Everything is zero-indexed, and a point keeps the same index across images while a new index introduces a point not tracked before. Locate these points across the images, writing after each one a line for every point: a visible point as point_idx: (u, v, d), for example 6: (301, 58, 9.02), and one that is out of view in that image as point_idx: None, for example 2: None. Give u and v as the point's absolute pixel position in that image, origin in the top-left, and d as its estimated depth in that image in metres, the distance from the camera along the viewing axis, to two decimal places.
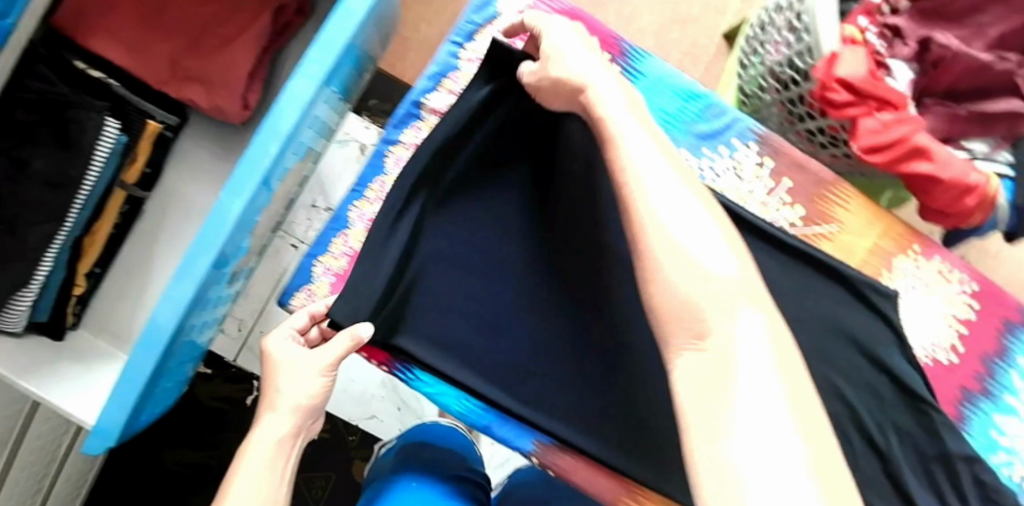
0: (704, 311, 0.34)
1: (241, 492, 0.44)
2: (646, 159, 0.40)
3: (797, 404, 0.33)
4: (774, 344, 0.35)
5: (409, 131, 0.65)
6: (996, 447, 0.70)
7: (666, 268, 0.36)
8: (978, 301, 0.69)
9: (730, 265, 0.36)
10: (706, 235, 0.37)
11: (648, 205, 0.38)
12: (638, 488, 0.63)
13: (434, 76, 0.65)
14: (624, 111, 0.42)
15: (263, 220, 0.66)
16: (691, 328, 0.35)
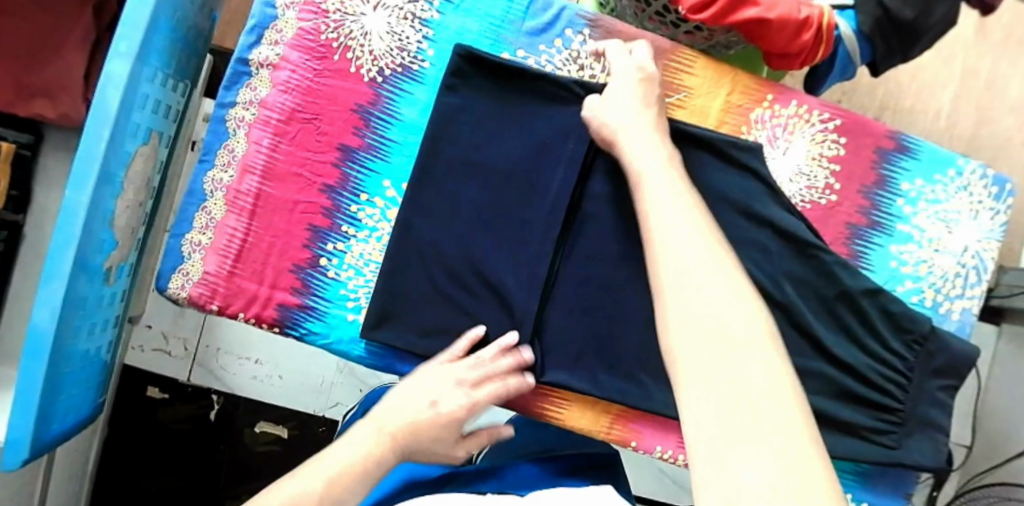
0: (706, 324, 0.37)
1: (341, 450, 0.53)
2: (679, 228, 0.45)
3: (800, 444, 0.30)
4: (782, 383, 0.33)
5: (242, 90, 0.65)
6: (901, 278, 0.69)
7: (676, 298, 0.39)
8: (844, 136, 0.69)
9: (735, 299, 0.38)
10: (719, 276, 0.40)
11: (675, 255, 0.42)
12: (565, 394, 0.66)
13: (255, 30, 0.65)
14: (659, 173, 0.51)
15: (119, 209, 0.66)
16: (697, 344, 0.36)
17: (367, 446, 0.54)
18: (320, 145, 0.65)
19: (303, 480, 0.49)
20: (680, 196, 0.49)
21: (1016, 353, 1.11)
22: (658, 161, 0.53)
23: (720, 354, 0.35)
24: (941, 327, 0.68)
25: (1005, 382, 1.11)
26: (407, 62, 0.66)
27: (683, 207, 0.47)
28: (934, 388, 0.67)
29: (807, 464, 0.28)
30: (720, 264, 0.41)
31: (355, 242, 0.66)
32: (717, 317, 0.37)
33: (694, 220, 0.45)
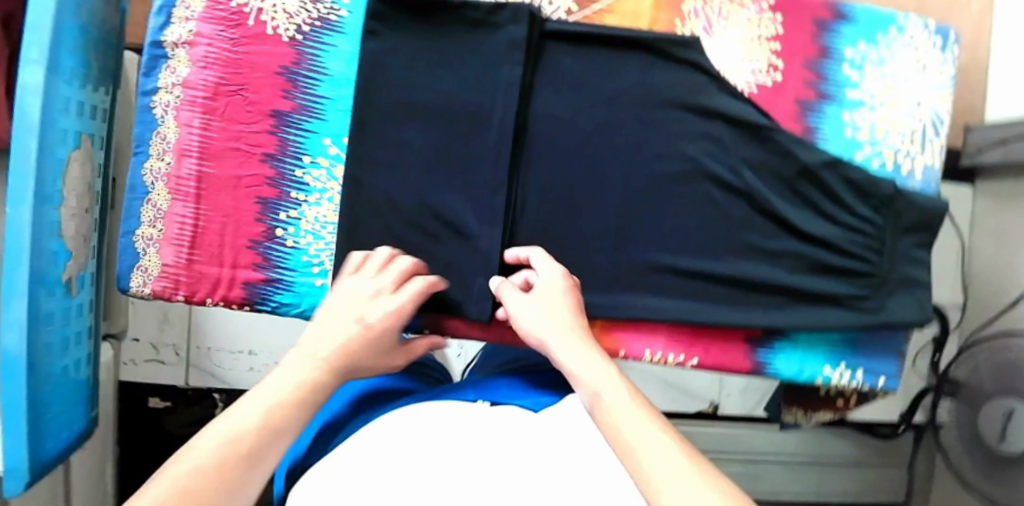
0: (647, 451, 0.40)
1: (207, 440, 0.39)
2: (585, 366, 0.48)
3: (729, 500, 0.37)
4: (693, 462, 0.39)
5: (163, 74, 0.64)
6: (858, 144, 0.68)
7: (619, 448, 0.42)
8: (780, 13, 0.67)
9: (647, 422, 0.42)
10: (629, 407, 0.43)
11: (594, 395, 0.45)
12: None
13: (162, 10, 0.63)
14: (543, 309, 0.54)
15: (65, 218, 0.65)
16: (659, 468, 0.39)
17: (305, 372, 0.46)
18: (252, 115, 0.64)
19: (259, 399, 0.43)
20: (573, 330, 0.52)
21: (994, 208, 1.14)
22: (544, 294, 0.56)
23: (669, 469, 0.39)
24: (905, 187, 0.68)
25: (987, 235, 1.15)
26: (324, 15, 0.64)
27: (575, 340, 0.51)
28: (908, 247, 0.68)
29: None
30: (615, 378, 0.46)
31: (308, 206, 0.65)
32: (641, 421, 0.42)
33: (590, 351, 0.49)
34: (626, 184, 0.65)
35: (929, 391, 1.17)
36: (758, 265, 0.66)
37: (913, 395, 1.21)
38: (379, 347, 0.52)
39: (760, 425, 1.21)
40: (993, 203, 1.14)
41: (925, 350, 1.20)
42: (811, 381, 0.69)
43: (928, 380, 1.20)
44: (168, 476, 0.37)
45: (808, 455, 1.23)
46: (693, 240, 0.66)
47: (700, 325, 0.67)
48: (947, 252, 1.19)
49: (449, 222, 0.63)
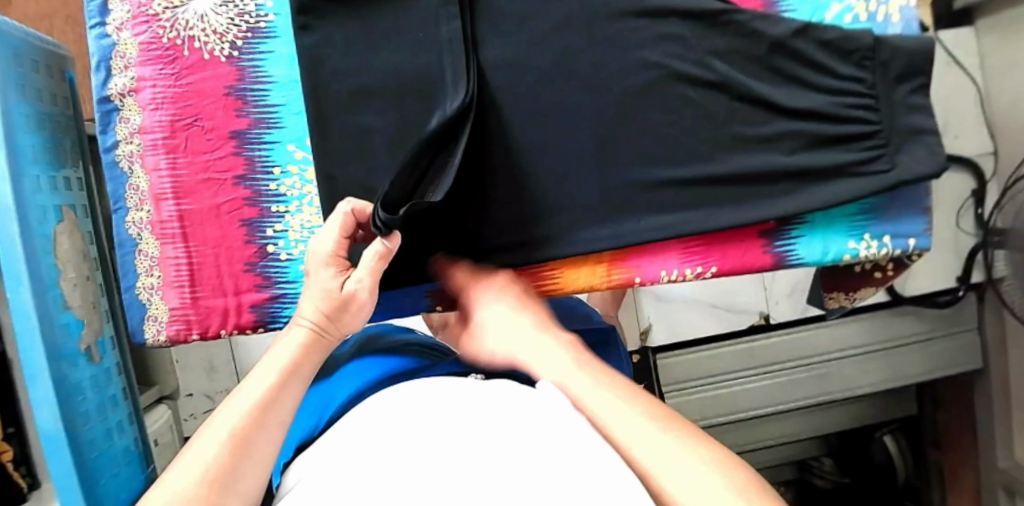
0: (630, 434, 0.39)
1: (232, 407, 0.42)
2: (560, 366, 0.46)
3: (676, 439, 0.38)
4: (664, 432, 0.38)
5: (119, 127, 0.64)
6: (825, 5, 0.65)
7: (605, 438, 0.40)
8: None
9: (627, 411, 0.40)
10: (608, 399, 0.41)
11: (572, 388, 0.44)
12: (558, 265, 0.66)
13: (100, 65, 0.64)
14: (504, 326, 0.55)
15: (67, 289, 0.66)
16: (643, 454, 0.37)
17: (297, 339, 0.49)
18: (213, 142, 0.63)
19: (239, 403, 0.43)
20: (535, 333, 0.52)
21: (999, 42, 1.08)
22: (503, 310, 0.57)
23: (649, 451, 0.37)
24: (886, 33, 0.64)
25: (999, 73, 1.09)
26: (252, 24, 0.63)
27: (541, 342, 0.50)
28: (906, 94, 0.63)
29: (684, 445, 0.37)
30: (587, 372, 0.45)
31: (291, 217, 0.64)
32: (613, 401, 0.41)
33: (552, 353, 0.48)
34: (597, 110, 0.63)
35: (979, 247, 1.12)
36: (753, 155, 0.63)
37: (965, 256, 1.16)
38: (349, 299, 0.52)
39: (817, 324, 1.18)
40: (996, 37, 1.08)
41: (966, 207, 1.15)
42: (838, 260, 0.66)
43: (977, 235, 1.16)
44: (193, 451, 0.39)
45: (880, 340, 1.18)
46: (680, 148, 0.63)
47: (711, 233, 0.65)
48: (963, 101, 1.14)
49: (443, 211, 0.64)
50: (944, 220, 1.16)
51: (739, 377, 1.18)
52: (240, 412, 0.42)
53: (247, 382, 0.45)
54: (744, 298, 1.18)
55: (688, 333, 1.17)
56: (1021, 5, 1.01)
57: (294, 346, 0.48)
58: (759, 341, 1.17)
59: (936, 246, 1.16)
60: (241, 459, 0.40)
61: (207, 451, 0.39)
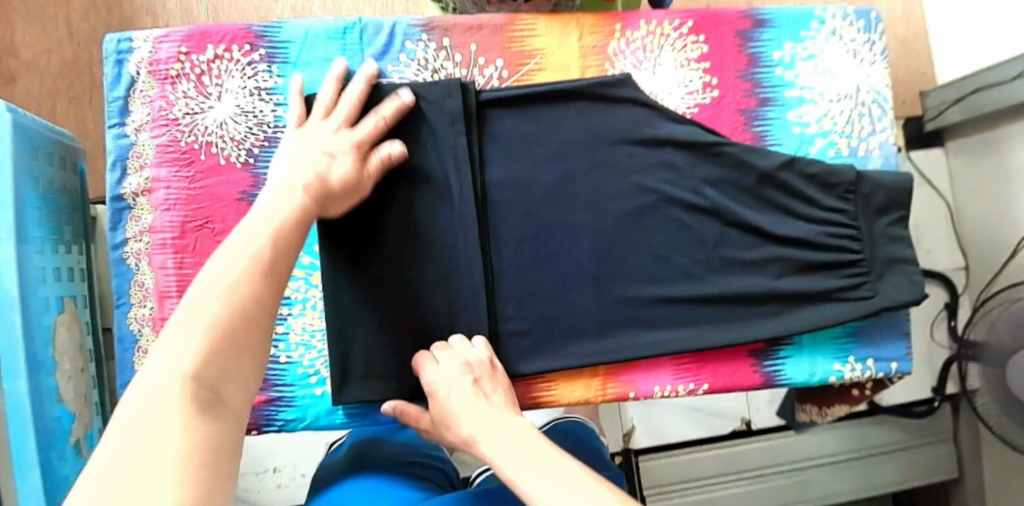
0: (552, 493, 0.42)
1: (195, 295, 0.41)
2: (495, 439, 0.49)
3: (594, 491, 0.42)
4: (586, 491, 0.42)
5: (129, 225, 0.65)
6: (810, 139, 0.69)
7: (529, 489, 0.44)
8: (700, 33, 0.69)
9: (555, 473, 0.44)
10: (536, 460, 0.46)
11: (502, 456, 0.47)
12: (554, 378, 0.66)
13: (117, 164, 0.65)
14: (471, 404, 0.53)
15: (62, 382, 0.67)
16: None
17: (258, 243, 0.46)
18: (221, 244, 0.65)
19: (201, 301, 0.40)
20: (529, 436, 0.49)
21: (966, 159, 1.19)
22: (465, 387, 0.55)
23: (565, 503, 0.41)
24: (866, 169, 0.69)
25: None
26: (270, 134, 0.66)
27: (534, 446, 0.48)
28: (885, 226, 0.68)
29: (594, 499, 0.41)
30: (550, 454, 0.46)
31: (293, 319, 0.65)
32: (538, 463, 0.45)
33: (545, 460, 0.46)
34: (598, 228, 0.66)
35: (952, 361, 1.18)
36: (743, 279, 0.67)
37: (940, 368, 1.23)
38: (343, 175, 0.56)
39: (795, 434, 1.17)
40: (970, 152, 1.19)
41: (941, 319, 1.24)
42: (824, 381, 0.69)
43: (951, 348, 1.25)
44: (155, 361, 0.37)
45: (861, 450, 1.19)
46: (674, 268, 0.67)
47: (703, 351, 0.67)
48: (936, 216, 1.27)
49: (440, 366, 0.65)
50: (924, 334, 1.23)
51: (719, 482, 1.16)
52: (195, 330, 0.38)
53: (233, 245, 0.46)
54: (726, 404, 1.17)
55: (672, 438, 1.15)
56: None
57: (246, 254, 0.45)
58: (742, 446, 1.17)
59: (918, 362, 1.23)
60: (241, 313, 0.41)
61: (164, 359, 0.36)
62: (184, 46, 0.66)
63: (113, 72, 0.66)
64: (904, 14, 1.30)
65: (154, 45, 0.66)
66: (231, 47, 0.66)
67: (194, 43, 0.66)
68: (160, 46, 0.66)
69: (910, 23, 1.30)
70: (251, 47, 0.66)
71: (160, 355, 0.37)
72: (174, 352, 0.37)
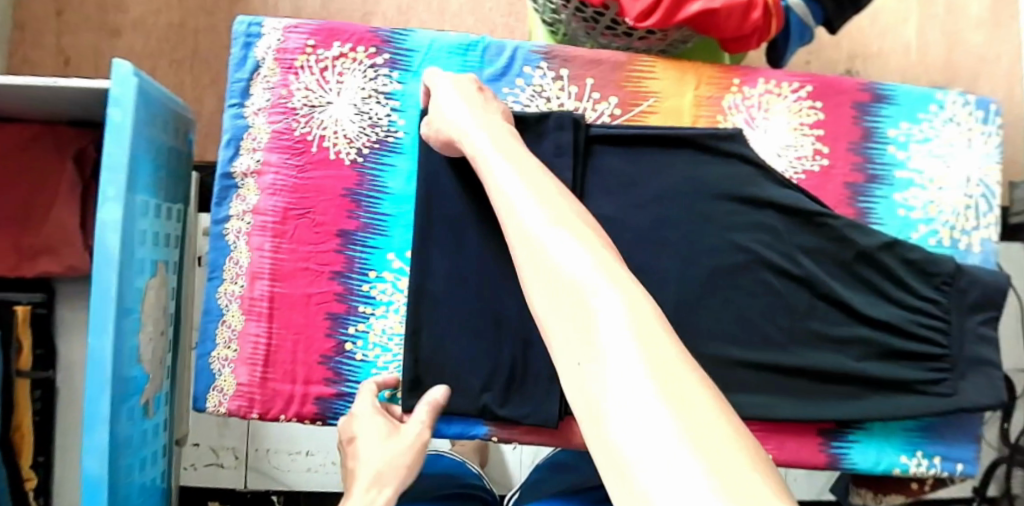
0: (570, 283, 0.36)
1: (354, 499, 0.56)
2: (524, 207, 0.44)
3: (636, 331, 0.30)
4: (630, 318, 0.31)
5: (234, 203, 0.67)
6: (913, 224, 0.68)
7: (542, 276, 0.39)
8: (818, 100, 0.68)
9: (587, 261, 0.37)
10: (563, 241, 0.39)
11: (524, 228, 0.43)
12: None
13: (231, 143, 0.68)
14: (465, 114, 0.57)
15: (143, 342, 0.68)
16: (566, 305, 0.35)
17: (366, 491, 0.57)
18: (318, 236, 0.66)
19: None
20: (567, 225, 0.41)
21: None
22: (458, 98, 0.59)
23: (577, 304, 0.35)
24: (966, 262, 0.68)
25: None
26: (382, 137, 0.67)
27: (578, 237, 0.40)
28: (975, 324, 0.67)
29: (655, 340, 0.30)
30: (586, 244, 0.39)
31: (375, 319, 0.66)
32: (576, 256, 0.38)
33: (577, 233, 0.40)
34: (689, 278, 0.66)
35: (1001, 462, 1.16)
36: (824, 354, 0.66)
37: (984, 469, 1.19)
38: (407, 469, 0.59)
39: None
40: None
41: (995, 420, 1.21)
42: (888, 471, 0.68)
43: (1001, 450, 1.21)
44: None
45: None
46: (756, 332, 0.66)
47: (772, 424, 0.66)
48: (1008, 314, 1.26)
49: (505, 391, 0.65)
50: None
51: None
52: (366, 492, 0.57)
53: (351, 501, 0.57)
54: None
55: None
56: None
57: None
58: None
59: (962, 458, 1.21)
60: None
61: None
62: (312, 39, 0.68)
63: (240, 54, 0.68)
64: (1004, 99, 1.27)
65: (283, 35, 0.68)
66: (356, 48, 0.68)
67: (322, 37, 0.68)
68: (289, 37, 0.68)
69: (1009, 109, 1.27)
70: (376, 50, 0.68)
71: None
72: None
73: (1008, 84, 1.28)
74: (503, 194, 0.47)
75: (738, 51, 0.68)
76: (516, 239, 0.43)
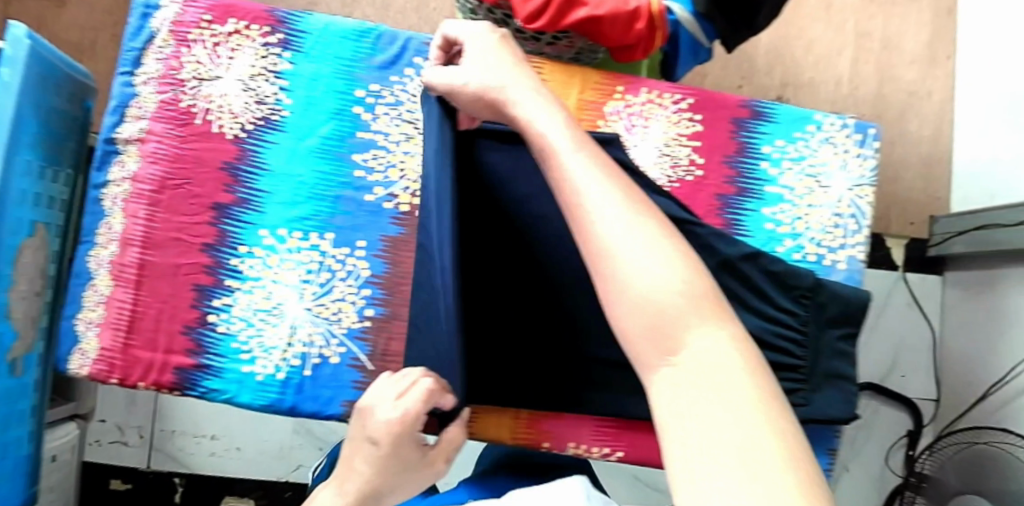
0: (660, 310, 0.30)
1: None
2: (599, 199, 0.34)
3: (748, 417, 0.25)
4: (743, 391, 0.26)
5: (113, 169, 0.68)
6: (778, 238, 0.70)
7: (626, 289, 0.30)
8: (699, 112, 0.70)
9: (684, 286, 0.30)
10: (652, 253, 0.31)
11: (601, 220, 0.33)
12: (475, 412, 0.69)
13: (116, 110, 0.68)
14: (494, 64, 0.46)
15: (12, 300, 0.68)
16: (656, 341, 0.29)
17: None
18: (193, 207, 0.67)
19: None
20: (645, 227, 0.33)
21: (963, 298, 1.27)
22: (486, 44, 0.48)
23: (670, 342, 0.29)
24: (829, 279, 0.70)
25: (958, 328, 1.27)
26: (266, 114, 0.67)
27: (661, 245, 0.32)
28: (833, 339, 0.69)
29: (761, 423, 0.24)
30: (674, 260, 0.31)
31: (240, 294, 0.66)
32: (669, 280, 0.30)
33: (665, 245, 0.32)
34: None
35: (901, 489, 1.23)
36: None
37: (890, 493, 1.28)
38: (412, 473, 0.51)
39: None
40: (961, 293, 1.27)
41: (899, 446, 1.30)
42: None
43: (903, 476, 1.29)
44: None
45: None
46: None
47: (625, 420, 0.69)
48: (921, 345, 1.31)
49: (367, 373, 0.66)
50: (849, 456, 1.28)
51: None
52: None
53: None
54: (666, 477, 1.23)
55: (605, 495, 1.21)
56: (991, 270, 1.20)
57: None
58: None
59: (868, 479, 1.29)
60: None
61: None
62: (209, 14, 0.69)
63: (137, 24, 0.69)
64: (931, 136, 1.30)
65: (181, 9, 0.69)
66: (251, 26, 0.68)
67: (217, 13, 0.68)
68: (186, 10, 0.69)
69: (937, 145, 1.30)
70: (270, 29, 0.68)
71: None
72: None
73: (939, 120, 1.30)
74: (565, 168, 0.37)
75: (626, 57, 0.69)
76: (591, 234, 0.33)
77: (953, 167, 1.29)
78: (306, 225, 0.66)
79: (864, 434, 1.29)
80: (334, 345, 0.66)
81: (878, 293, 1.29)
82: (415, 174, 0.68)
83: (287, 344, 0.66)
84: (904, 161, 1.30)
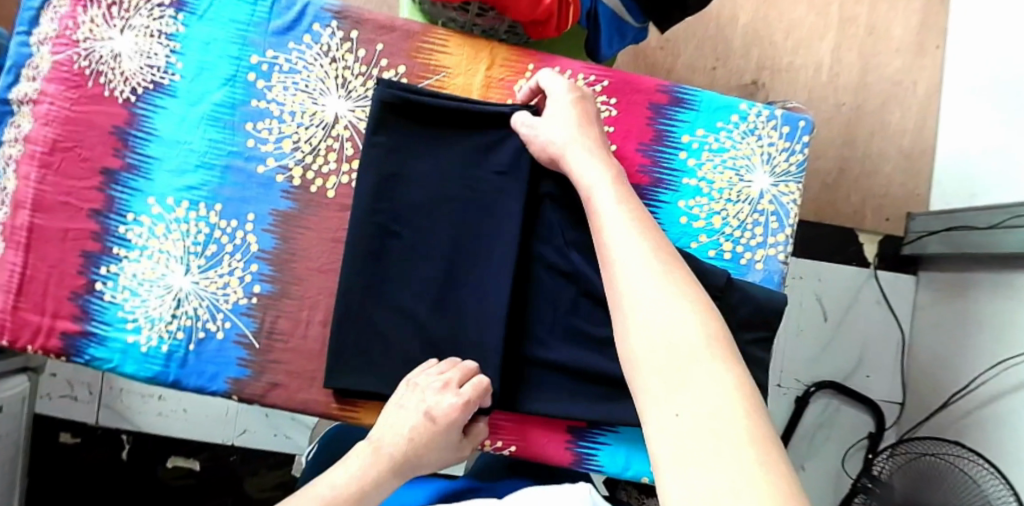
0: (667, 344, 0.42)
1: (343, 467, 0.57)
2: (629, 254, 0.49)
3: (732, 415, 0.36)
4: (730, 405, 0.37)
5: (9, 130, 0.66)
6: (693, 233, 0.66)
7: (634, 320, 0.45)
8: (612, 95, 0.66)
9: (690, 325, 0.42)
10: (665, 298, 0.45)
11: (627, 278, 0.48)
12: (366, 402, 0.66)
13: (12, 69, 0.66)
14: (567, 125, 0.60)
15: None
16: (656, 360, 0.42)
17: (371, 467, 0.57)
18: (82, 172, 0.64)
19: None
20: (669, 286, 0.46)
21: (934, 300, 1.22)
22: (562, 106, 0.61)
23: (672, 363, 0.41)
24: (743, 279, 0.66)
25: (927, 330, 1.22)
26: (157, 78, 0.65)
27: (673, 291, 0.45)
28: (744, 342, 0.64)
29: (722, 416, 0.36)
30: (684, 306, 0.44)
31: (128, 263, 0.65)
32: (680, 315, 0.43)
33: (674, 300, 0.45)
34: (451, 260, 0.64)
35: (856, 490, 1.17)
36: (581, 353, 0.65)
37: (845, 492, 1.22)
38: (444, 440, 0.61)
39: None
40: (933, 294, 1.22)
41: (860, 449, 1.24)
42: (636, 477, 0.69)
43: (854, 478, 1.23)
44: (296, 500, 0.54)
45: None
46: (515, 322, 0.65)
47: (522, 413, 0.67)
48: (888, 342, 1.26)
49: (253, 351, 0.65)
50: (805, 455, 1.23)
51: None
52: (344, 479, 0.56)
53: (346, 464, 0.58)
54: None
55: None
56: (966, 274, 1.13)
57: (352, 473, 0.57)
58: None
59: (822, 478, 1.23)
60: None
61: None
62: None
63: None
64: (914, 129, 1.23)
65: None
66: None
67: None
68: None
69: (919, 139, 1.23)
70: None
71: (333, 479, 0.56)
72: (352, 481, 0.56)
73: (924, 112, 1.23)
74: (612, 233, 0.52)
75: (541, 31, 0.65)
76: (619, 287, 0.48)
77: (934, 164, 1.23)
78: (195, 195, 0.65)
79: (823, 434, 1.23)
80: (220, 320, 0.65)
81: (846, 290, 1.24)
82: (309, 147, 0.66)
83: (172, 317, 0.65)
84: (883, 154, 1.23)
